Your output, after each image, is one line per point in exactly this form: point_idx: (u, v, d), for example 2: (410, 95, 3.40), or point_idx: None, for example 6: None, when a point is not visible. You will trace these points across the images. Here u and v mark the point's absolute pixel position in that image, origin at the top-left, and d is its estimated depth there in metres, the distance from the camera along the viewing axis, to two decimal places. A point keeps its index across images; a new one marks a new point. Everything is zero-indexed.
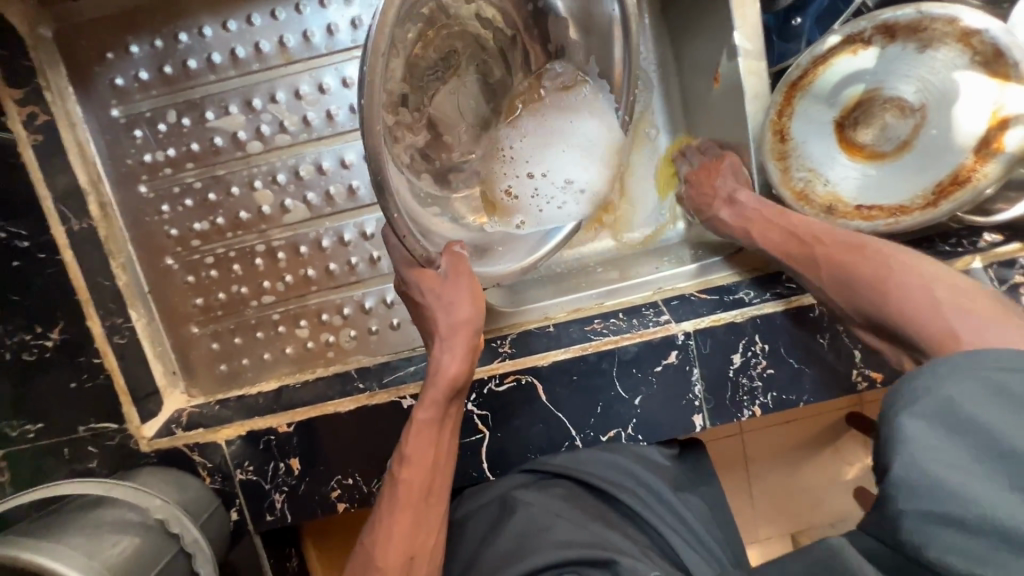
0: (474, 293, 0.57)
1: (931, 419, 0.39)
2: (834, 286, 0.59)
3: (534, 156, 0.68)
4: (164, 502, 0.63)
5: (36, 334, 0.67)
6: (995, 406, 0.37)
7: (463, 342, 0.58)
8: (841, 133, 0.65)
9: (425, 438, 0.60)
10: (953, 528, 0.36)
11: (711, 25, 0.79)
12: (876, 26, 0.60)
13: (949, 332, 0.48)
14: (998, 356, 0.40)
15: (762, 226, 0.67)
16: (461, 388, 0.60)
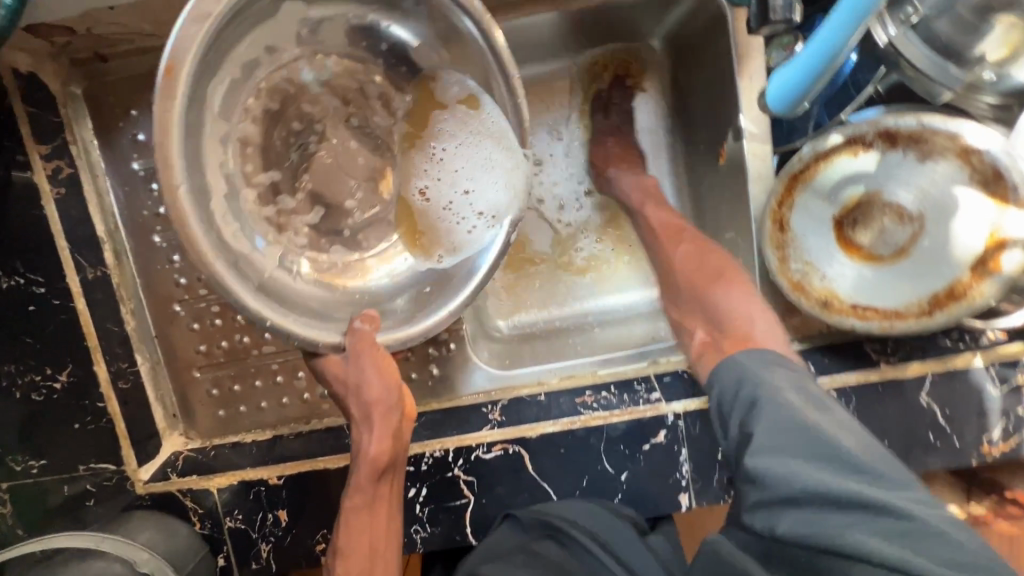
0: (384, 368, 0.63)
1: (753, 414, 0.54)
2: (686, 260, 0.75)
3: (452, 172, 0.68)
4: (151, 555, 0.66)
5: (46, 375, 0.73)
6: (798, 400, 0.53)
7: (383, 420, 0.64)
8: (841, 231, 0.65)
9: (362, 520, 0.66)
10: (793, 506, 0.48)
11: (717, 108, 0.81)
12: (878, 131, 0.61)
13: (744, 317, 0.67)
14: (779, 363, 0.58)
15: (653, 206, 0.82)
16: (388, 468, 0.65)
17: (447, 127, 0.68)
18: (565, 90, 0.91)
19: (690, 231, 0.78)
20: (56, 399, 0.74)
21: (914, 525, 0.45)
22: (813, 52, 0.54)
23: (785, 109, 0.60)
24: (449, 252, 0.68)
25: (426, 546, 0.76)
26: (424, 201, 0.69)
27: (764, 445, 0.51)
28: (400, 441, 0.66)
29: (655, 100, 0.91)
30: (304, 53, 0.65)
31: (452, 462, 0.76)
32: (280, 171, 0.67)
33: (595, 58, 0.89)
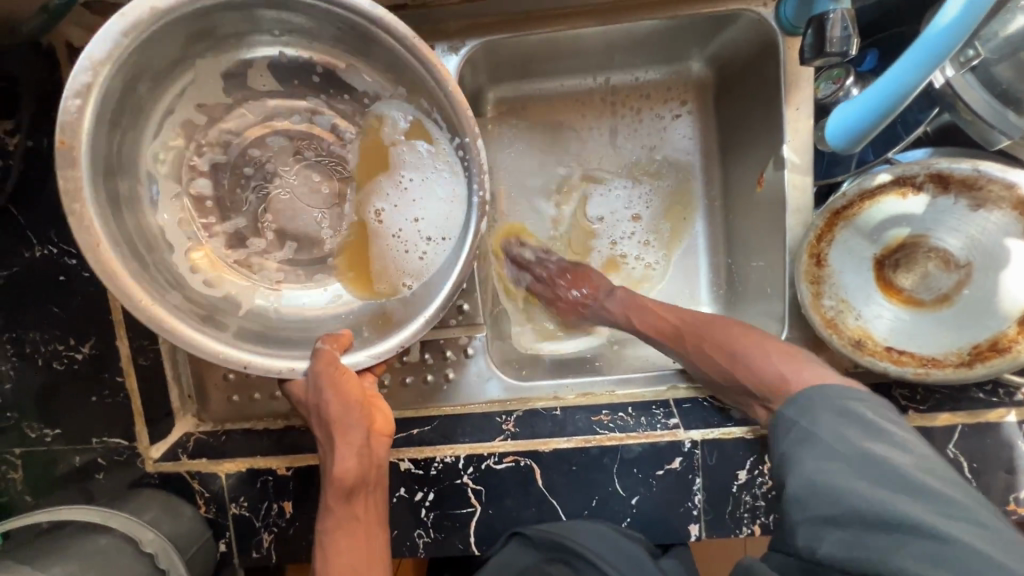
0: (345, 387, 0.65)
1: (801, 440, 0.53)
2: (697, 352, 0.73)
3: (407, 202, 0.74)
4: (156, 536, 0.65)
5: (69, 346, 0.75)
6: (850, 426, 0.51)
7: (344, 440, 0.64)
8: (880, 271, 0.64)
9: (343, 537, 0.64)
10: (835, 526, 0.47)
11: (760, 131, 0.80)
12: (929, 174, 0.59)
13: (778, 376, 0.63)
14: (834, 390, 0.55)
15: (639, 311, 0.80)
16: (355, 489, 0.65)
17: (403, 161, 0.74)
18: (597, 104, 0.90)
19: (683, 319, 0.76)
20: (77, 368, 0.75)
21: (966, 551, 0.42)
22: (891, 83, 0.50)
23: (849, 145, 0.57)
24: (401, 273, 0.75)
25: (428, 552, 0.76)
26: (380, 224, 0.76)
27: (810, 466, 0.50)
28: (370, 462, 0.65)
29: (691, 120, 0.90)
30: (234, 104, 0.73)
31: (462, 470, 0.75)
32: (241, 217, 0.76)
33: (634, 76, 0.89)
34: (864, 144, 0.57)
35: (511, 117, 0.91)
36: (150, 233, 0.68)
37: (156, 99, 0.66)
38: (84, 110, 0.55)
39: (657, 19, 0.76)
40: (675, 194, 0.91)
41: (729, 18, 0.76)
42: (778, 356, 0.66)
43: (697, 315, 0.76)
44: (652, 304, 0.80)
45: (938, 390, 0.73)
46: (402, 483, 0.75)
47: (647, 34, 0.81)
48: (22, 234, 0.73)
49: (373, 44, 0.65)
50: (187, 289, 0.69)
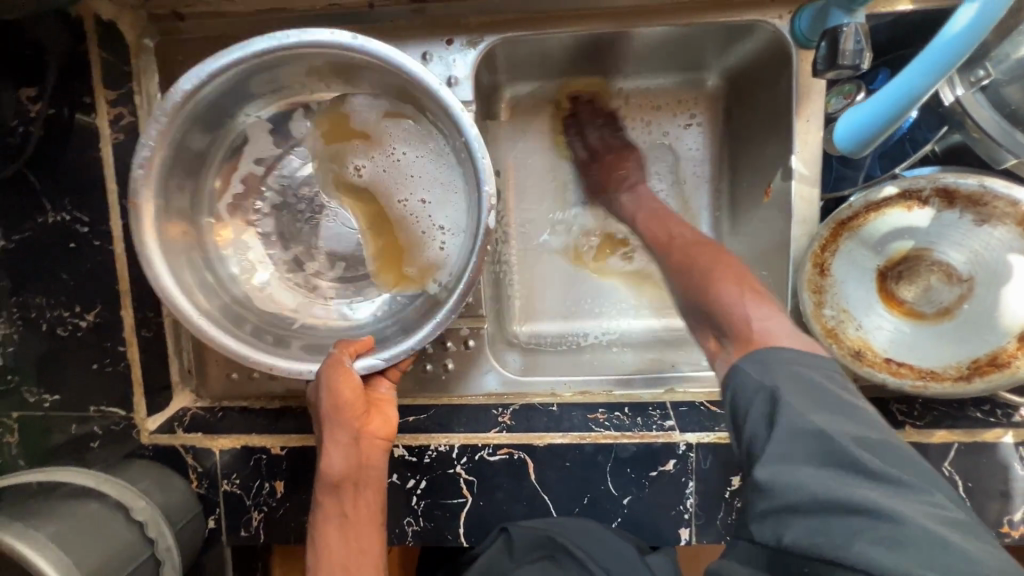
0: (341, 390, 0.68)
1: (764, 415, 0.50)
2: (680, 273, 0.70)
3: (400, 174, 0.81)
4: (147, 505, 0.65)
5: (74, 314, 0.75)
6: (813, 401, 0.49)
7: (334, 441, 0.68)
8: (882, 282, 0.65)
9: (332, 528, 0.67)
10: (798, 514, 0.45)
11: (769, 142, 0.81)
12: (936, 188, 0.60)
13: (744, 317, 0.60)
14: (797, 359, 0.52)
15: (649, 218, 0.80)
16: (346, 484, 0.68)
17: (390, 136, 0.80)
18: (607, 108, 0.91)
19: (679, 241, 0.74)
20: (81, 336, 0.76)
21: (925, 534, 0.41)
22: (897, 92, 0.52)
23: (854, 151, 0.58)
24: (425, 260, 0.81)
25: (416, 541, 0.76)
26: (361, 178, 0.82)
27: (770, 454, 0.47)
28: (359, 462, 0.68)
29: (701, 129, 0.91)
30: (282, 153, 0.83)
31: (455, 459, 0.75)
32: (298, 244, 0.84)
33: (645, 84, 0.90)
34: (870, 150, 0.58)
35: (523, 117, 0.92)
36: (163, 209, 0.72)
37: (213, 146, 0.78)
38: (148, 177, 0.69)
39: (667, 29, 0.78)
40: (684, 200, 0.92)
41: (744, 29, 0.77)
42: (754, 300, 0.61)
43: (693, 236, 0.74)
44: (667, 218, 0.79)
45: (936, 408, 0.73)
46: (394, 470, 0.75)
47: (658, 42, 0.82)
48: (37, 199, 0.74)
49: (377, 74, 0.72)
50: (252, 311, 0.79)
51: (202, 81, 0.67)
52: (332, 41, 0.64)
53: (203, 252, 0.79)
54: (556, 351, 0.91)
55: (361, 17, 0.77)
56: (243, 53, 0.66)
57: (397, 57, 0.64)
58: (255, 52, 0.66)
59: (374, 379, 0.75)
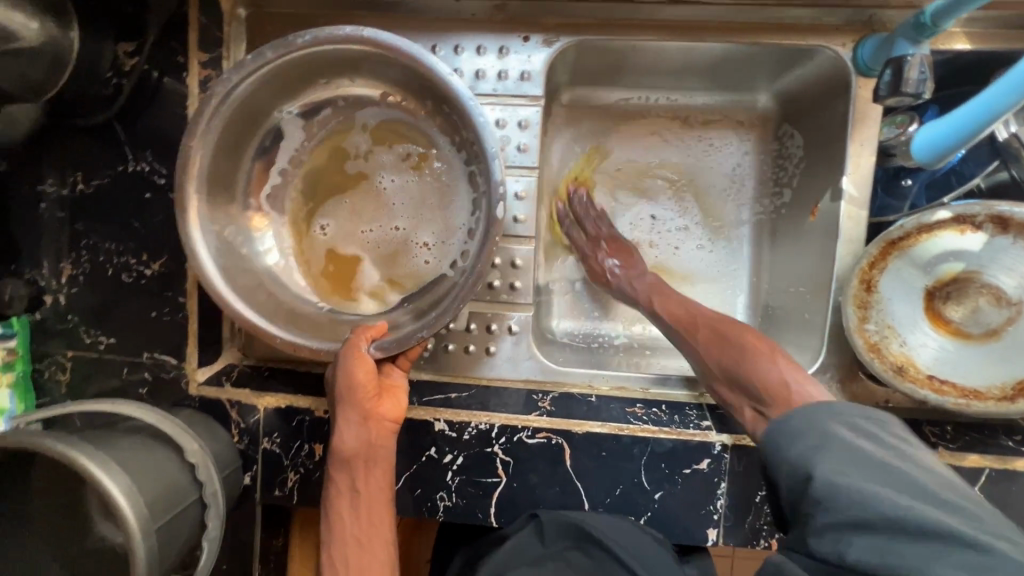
0: (353, 372, 0.65)
1: (814, 446, 0.51)
2: (707, 343, 0.73)
3: (404, 191, 0.83)
4: (199, 447, 0.66)
5: (140, 261, 0.78)
6: (864, 436, 0.50)
7: (344, 418, 0.66)
8: (929, 301, 0.67)
9: (342, 502, 0.66)
10: (866, 532, 0.44)
11: (822, 166, 0.84)
12: (990, 215, 0.62)
13: (780, 379, 0.63)
14: (840, 407, 0.54)
15: (661, 294, 0.82)
16: (355, 461, 0.66)
17: (380, 166, 0.84)
18: (659, 117, 0.94)
19: (701, 310, 0.77)
20: (144, 283, 0.78)
21: (1006, 561, 0.40)
22: (986, 104, 0.57)
23: (930, 160, 0.64)
24: (406, 270, 0.82)
25: (447, 516, 0.77)
26: (327, 237, 0.84)
27: (823, 467, 0.48)
28: (371, 440, 0.67)
29: (749, 147, 0.94)
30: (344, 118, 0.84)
31: (495, 438, 0.76)
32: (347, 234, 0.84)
33: (689, 99, 0.93)
34: (944, 162, 0.64)
35: (579, 120, 0.95)
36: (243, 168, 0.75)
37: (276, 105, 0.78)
38: (209, 125, 0.69)
39: (720, 45, 0.82)
40: (718, 212, 0.94)
41: (806, 54, 0.81)
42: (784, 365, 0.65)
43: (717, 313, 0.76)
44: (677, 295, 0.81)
45: (970, 432, 0.75)
46: (432, 443, 0.77)
47: (716, 58, 0.85)
48: (121, 147, 0.77)
49: (415, 74, 0.74)
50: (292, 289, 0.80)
51: (241, 77, 0.67)
52: (342, 35, 0.65)
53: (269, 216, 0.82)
54: (585, 346, 0.92)
55: (445, 8, 0.81)
56: (274, 49, 0.66)
57: (417, 52, 0.65)
58: (289, 47, 0.66)
59: (385, 367, 0.72)
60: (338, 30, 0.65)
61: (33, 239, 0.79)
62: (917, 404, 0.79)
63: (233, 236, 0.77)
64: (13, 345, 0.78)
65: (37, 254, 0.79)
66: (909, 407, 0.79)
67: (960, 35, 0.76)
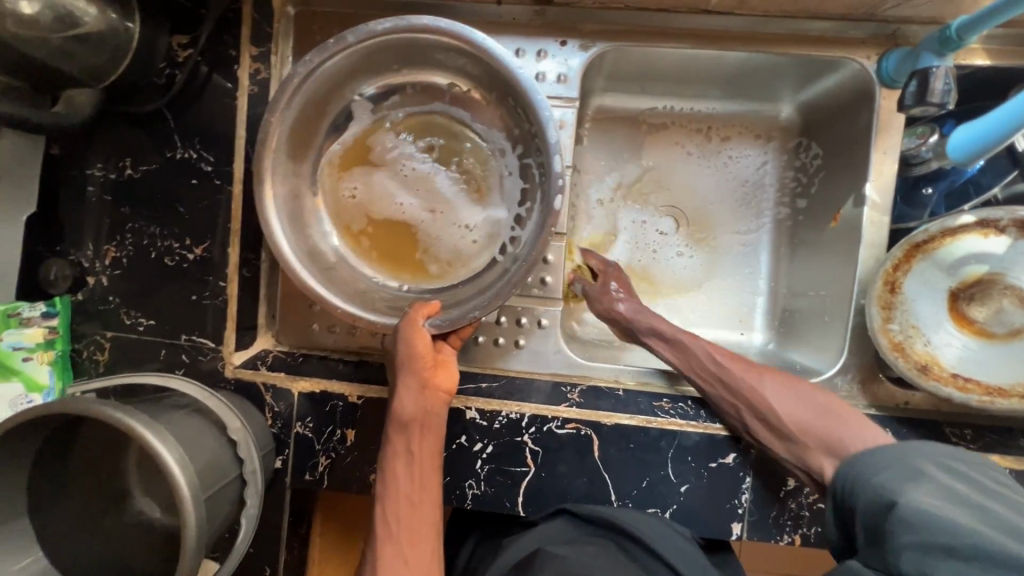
0: (414, 342, 0.68)
1: (906, 479, 0.52)
2: (779, 399, 0.71)
3: (457, 186, 0.84)
4: (241, 426, 0.68)
5: (184, 246, 0.80)
6: (961, 477, 0.51)
7: (403, 383, 0.68)
8: (953, 302, 0.69)
9: (397, 466, 0.67)
10: (950, 557, 0.45)
11: (844, 174, 0.87)
12: (1013, 219, 0.65)
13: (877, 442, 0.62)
14: (938, 449, 0.55)
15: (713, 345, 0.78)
16: (413, 427, 0.68)
17: (406, 155, 0.85)
18: (681, 127, 0.97)
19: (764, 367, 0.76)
20: (186, 267, 0.80)
21: None
22: (1009, 115, 0.61)
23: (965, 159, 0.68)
24: (444, 254, 0.84)
25: (475, 504, 0.78)
26: (358, 201, 0.85)
27: (912, 496, 0.50)
28: (429, 407, 0.68)
29: (770, 156, 0.97)
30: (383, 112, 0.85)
31: (524, 428, 0.78)
32: None
33: (704, 107, 0.96)
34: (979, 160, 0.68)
35: (608, 124, 0.98)
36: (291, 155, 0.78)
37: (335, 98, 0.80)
38: (284, 114, 0.72)
39: (742, 53, 0.85)
40: (736, 220, 0.97)
41: (831, 66, 0.84)
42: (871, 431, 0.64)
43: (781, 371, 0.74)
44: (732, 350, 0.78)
45: (988, 434, 0.77)
46: (461, 431, 0.78)
47: (740, 67, 0.88)
48: (170, 135, 0.80)
49: (470, 62, 0.76)
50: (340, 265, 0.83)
51: (320, 60, 0.70)
52: (421, 26, 0.68)
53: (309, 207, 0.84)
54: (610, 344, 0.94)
55: (486, 12, 0.84)
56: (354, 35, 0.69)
57: (494, 49, 0.68)
58: (367, 34, 0.69)
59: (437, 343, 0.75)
60: (419, 20, 0.68)
61: (79, 222, 0.81)
62: (937, 406, 0.81)
63: (300, 217, 0.79)
64: (55, 325, 0.79)
65: (82, 236, 0.81)
66: (928, 408, 0.81)
67: (978, 51, 0.79)
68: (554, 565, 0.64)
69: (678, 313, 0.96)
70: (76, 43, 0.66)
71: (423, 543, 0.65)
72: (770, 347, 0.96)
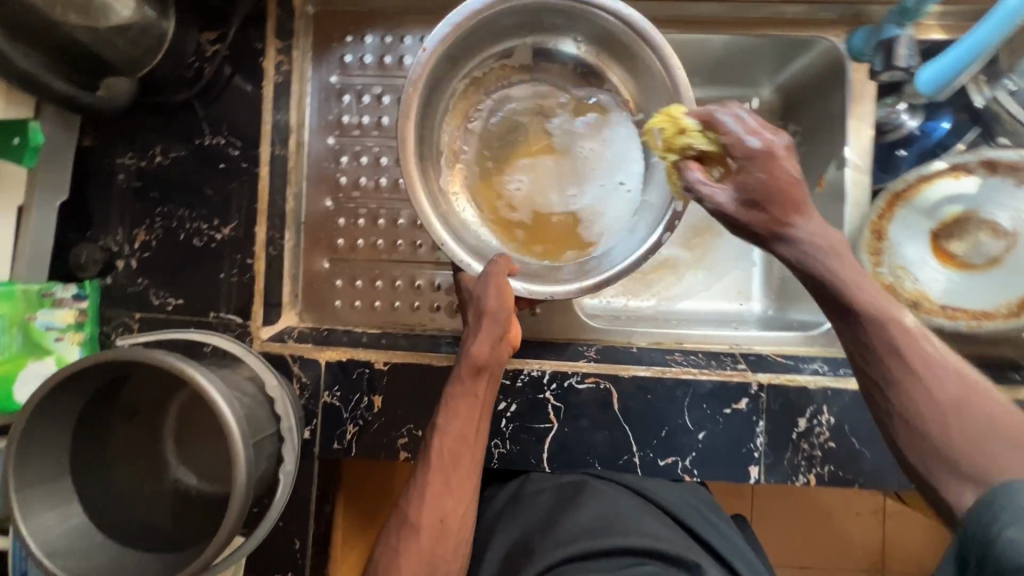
0: (505, 296, 0.70)
1: None
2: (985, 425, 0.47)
3: (598, 169, 0.86)
4: (278, 384, 0.72)
5: (212, 226, 0.84)
6: None
7: (487, 330, 0.70)
8: (936, 242, 0.76)
9: (459, 409, 0.69)
10: None
11: (823, 144, 0.94)
12: (980, 161, 0.73)
13: None
14: None
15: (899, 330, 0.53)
16: (485, 370, 0.70)
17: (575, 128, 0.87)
18: None
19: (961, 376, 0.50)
20: (214, 247, 0.84)
21: None
22: (1002, 18, 0.67)
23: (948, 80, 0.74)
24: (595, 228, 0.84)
25: (502, 462, 0.80)
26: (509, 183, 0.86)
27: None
28: (502, 356, 0.71)
29: None
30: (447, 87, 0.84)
31: (546, 384, 0.81)
32: (404, 206, 0.93)
33: None
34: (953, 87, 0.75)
35: None
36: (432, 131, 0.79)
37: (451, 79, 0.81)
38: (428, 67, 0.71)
39: (724, 37, 0.94)
40: None
41: (805, 45, 0.92)
42: None
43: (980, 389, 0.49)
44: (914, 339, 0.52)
45: None
46: None
47: (723, 52, 0.96)
48: (198, 124, 0.85)
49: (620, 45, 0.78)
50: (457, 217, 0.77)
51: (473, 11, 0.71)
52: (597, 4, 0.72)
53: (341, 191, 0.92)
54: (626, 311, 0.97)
55: None
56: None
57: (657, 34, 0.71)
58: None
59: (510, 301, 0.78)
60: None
61: (109, 208, 0.84)
62: None
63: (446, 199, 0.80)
64: (85, 307, 0.81)
65: (112, 221, 0.84)
66: None
67: (935, 27, 0.87)
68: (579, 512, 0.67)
69: (681, 277, 1.00)
70: (118, 33, 0.71)
71: (469, 479, 0.68)
72: (769, 312, 0.99)
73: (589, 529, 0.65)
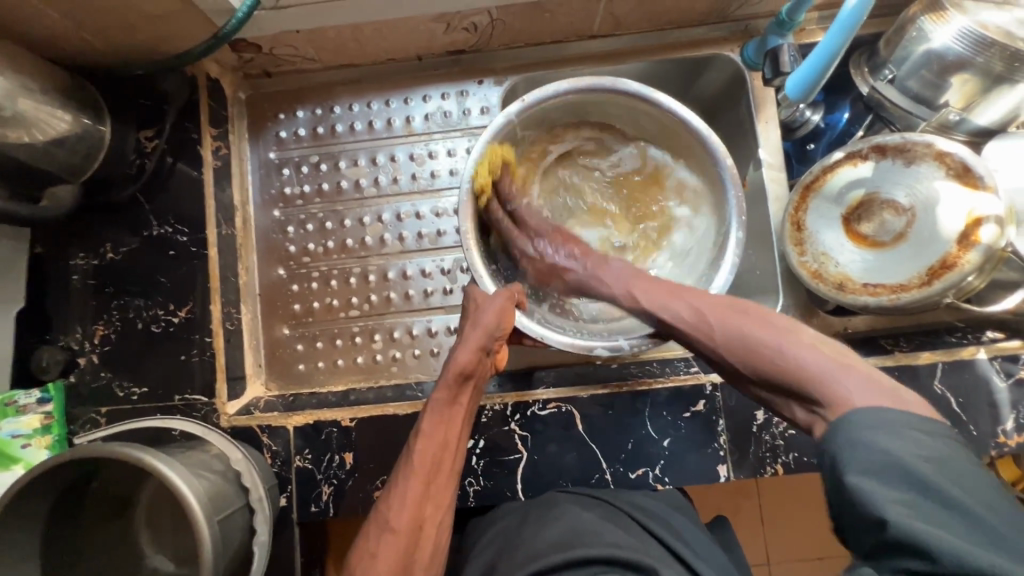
0: (494, 315, 0.75)
1: (863, 470, 0.46)
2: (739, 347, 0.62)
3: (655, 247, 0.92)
4: (241, 457, 0.74)
5: (167, 311, 0.86)
6: (886, 435, 0.47)
7: (472, 338, 0.74)
8: (847, 226, 0.81)
9: (437, 414, 0.73)
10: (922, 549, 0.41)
11: (741, 148, 1.00)
12: (871, 147, 0.79)
13: (821, 372, 0.54)
14: (868, 420, 0.48)
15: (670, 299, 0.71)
16: (470, 378, 0.74)
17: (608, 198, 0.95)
18: None
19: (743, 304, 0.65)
20: (172, 330, 0.86)
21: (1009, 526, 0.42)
22: (844, 21, 0.74)
23: (808, 84, 0.81)
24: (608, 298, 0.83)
25: (478, 500, 0.82)
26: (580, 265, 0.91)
27: (930, 534, 0.42)
28: (483, 365, 0.75)
29: None
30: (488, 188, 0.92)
31: (510, 416, 0.83)
32: (354, 263, 0.97)
33: None
34: (816, 88, 0.82)
35: None
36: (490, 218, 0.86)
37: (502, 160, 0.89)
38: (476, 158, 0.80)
39: (633, 64, 0.99)
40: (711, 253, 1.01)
41: (706, 63, 0.99)
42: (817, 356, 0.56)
43: (739, 317, 0.63)
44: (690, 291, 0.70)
45: (918, 337, 0.86)
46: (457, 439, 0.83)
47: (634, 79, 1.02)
48: (145, 216, 0.88)
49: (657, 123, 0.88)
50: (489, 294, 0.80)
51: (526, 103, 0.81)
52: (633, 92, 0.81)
53: (296, 258, 0.97)
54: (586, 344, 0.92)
55: (409, 68, 0.99)
56: (569, 84, 0.81)
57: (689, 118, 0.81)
58: (582, 86, 0.81)
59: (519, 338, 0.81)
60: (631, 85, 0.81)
61: (67, 308, 0.87)
62: (873, 326, 0.90)
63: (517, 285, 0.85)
64: (50, 410, 0.82)
65: (70, 321, 0.87)
66: (866, 329, 0.90)
67: (816, 31, 0.95)
68: (545, 533, 0.68)
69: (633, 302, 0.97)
70: (54, 144, 0.75)
71: (450, 484, 0.71)
72: None
73: (558, 542, 0.66)
